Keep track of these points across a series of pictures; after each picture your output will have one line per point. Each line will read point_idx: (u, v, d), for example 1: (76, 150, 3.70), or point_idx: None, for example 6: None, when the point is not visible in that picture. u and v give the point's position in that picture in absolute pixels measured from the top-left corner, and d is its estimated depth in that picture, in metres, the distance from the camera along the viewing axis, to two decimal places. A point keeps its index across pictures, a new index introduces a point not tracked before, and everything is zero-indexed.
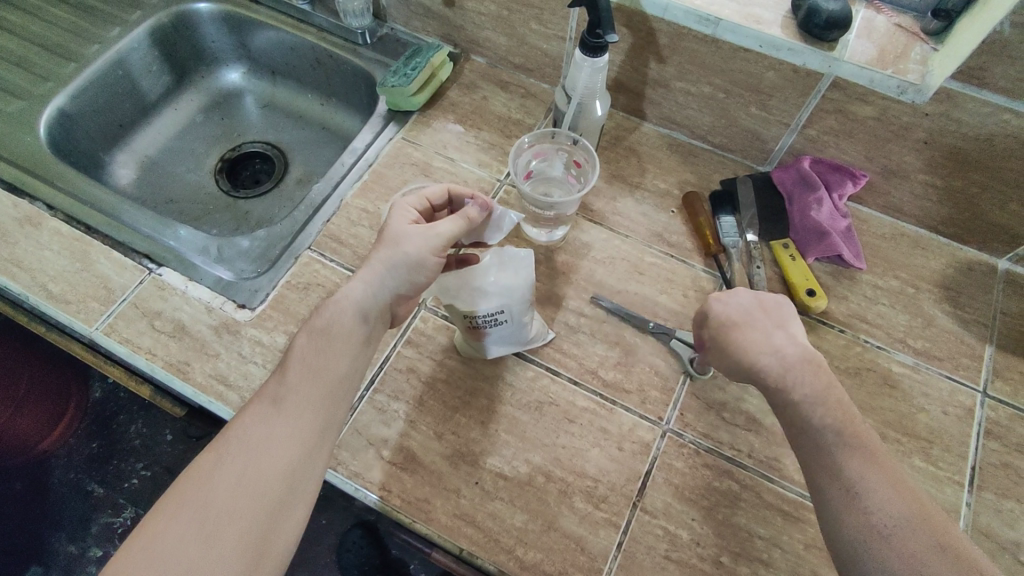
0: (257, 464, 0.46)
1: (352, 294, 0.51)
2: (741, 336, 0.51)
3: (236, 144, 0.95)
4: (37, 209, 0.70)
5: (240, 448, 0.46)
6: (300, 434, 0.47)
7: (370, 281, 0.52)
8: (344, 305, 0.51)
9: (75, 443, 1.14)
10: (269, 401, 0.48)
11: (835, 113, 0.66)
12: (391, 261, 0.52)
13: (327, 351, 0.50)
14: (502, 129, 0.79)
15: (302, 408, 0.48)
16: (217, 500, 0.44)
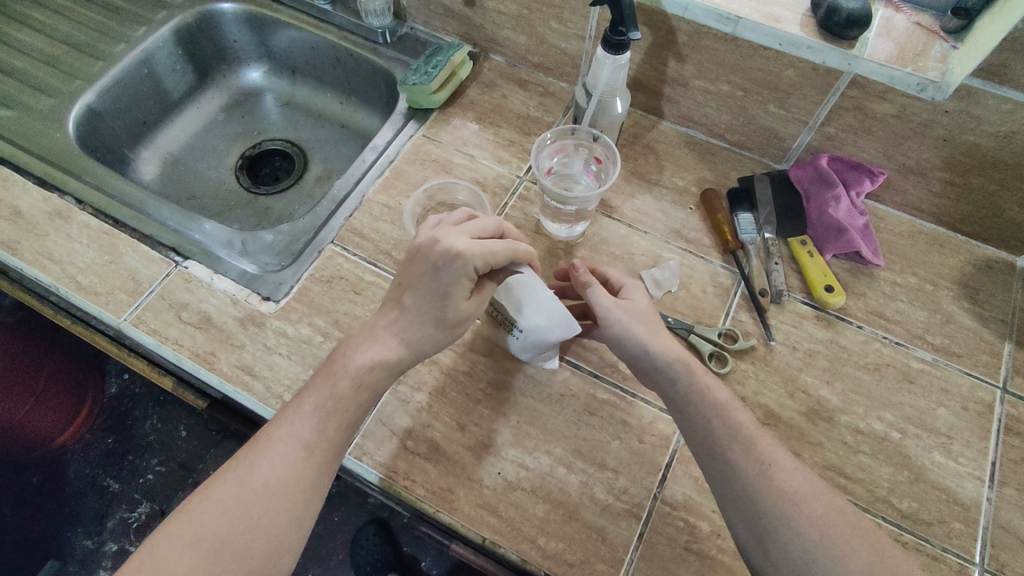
0: (273, 506, 0.49)
1: (389, 359, 0.54)
2: (627, 323, 0.58)
3: (256, 141, 0.97)
4: (66, 203, 0.72)
5: (257, 484, 0.50)
6: (312, 479, 0.51)
7: (411, 345, 0.55)
8: (368, 356, 0.54)
9: (92, 438, 1.17)
10: (287, 442, 0.52)
11: (854, 111, 0.66)
12: (439, 333, 0.55)
13: (348, 402, 0.54)
14: (521, 127, 0.80)
15: (317, 455, 0.52)
16: (230, 532, 0.48)
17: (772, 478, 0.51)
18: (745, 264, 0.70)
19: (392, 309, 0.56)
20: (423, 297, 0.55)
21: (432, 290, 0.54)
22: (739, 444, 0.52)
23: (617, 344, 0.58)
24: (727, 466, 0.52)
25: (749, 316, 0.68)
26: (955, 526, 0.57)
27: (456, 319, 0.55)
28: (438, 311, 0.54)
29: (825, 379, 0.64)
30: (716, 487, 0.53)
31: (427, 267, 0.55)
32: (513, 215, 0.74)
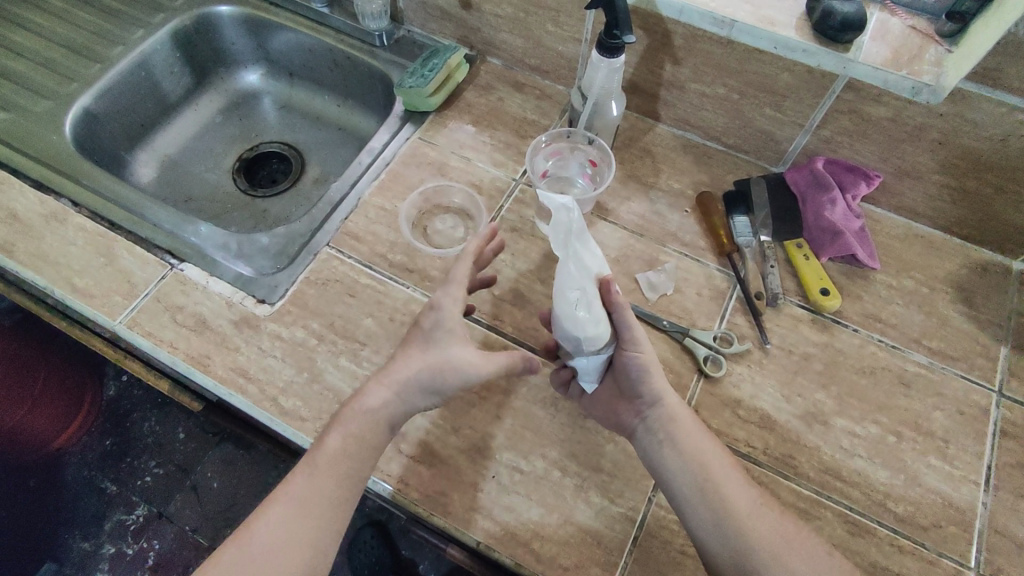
0: (276, 566, 0.50)
1: (378, 409, 0.55)
2: (644, 362, 0.58)
3: (253, 144, 0.97)
4: (62, 205, 0.72)
5: (259, 544, 0.51)
6: (313, 537, 0.52)
7: (400, 394, 0.55)
8: (362, 416, 0.55)
9: (90, 441, 1.17)
10: (286, 507, 0.52)
11: (850, 114, 0.66)
12: (442, 383, 0.56)
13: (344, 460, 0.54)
14: (517, 130, 0.80)
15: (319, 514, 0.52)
16: None
17: (758, 518, 0.52)
18: (741, 266, 0.70)
19: (385, 371, 0.57)
20: (423, 348, 0.57)
21: (428, 343, 0.57)
22: (729, 483, 0.54)
23: (624, 369, 0.59)
24: (714, 503, 0.53)
25: (745, 319, 0.67)
26: (951, 530, 0.57)
27: (449, 372, 0.56)
28: (431, 362, 0.56)
29: (821, 383, 0.64)
30: (693, 521, 0.54)
31: (420, 327, 0.58)
32: (509, 218, 0.73)
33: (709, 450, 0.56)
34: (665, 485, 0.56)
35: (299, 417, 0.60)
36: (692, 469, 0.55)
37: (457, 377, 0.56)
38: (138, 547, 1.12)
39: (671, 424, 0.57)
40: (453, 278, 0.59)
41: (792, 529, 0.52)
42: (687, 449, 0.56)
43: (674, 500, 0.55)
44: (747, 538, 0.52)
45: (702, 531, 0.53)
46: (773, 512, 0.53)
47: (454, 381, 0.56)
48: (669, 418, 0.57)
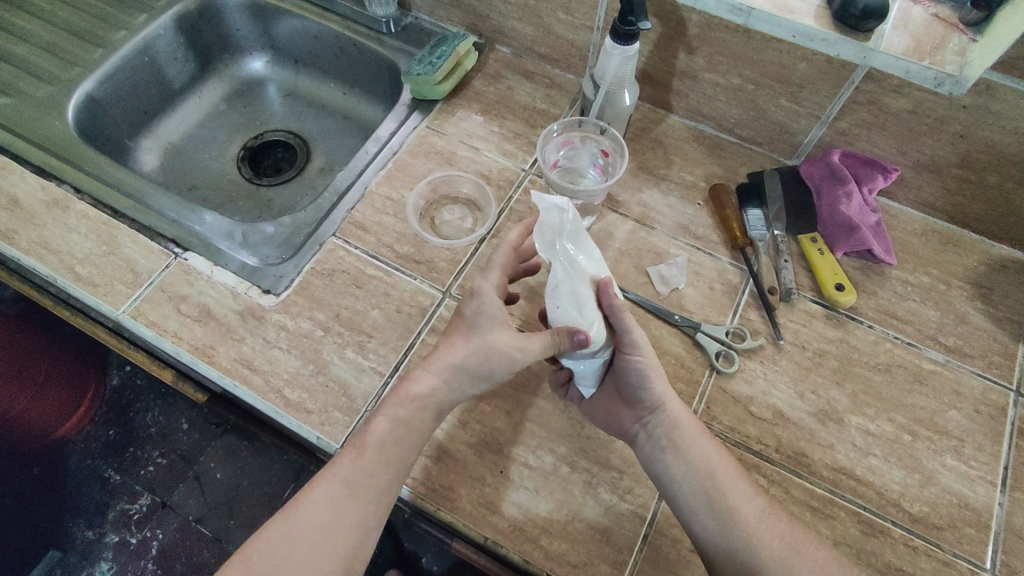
0: (317, 545, 0.49)
1: (425, 396, 0.54)
2: (645, 365, 0.57)
3: (258, 132, 0.95)
4: (65, 192, 0.71)
5: (303, 522, 0.50)
6: (363, 518, 0.51)
7: (449, 383, 0.55)
8: (413, 402, 0.54)
9: (94, 430, 1.18)
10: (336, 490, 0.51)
11: (868, 106, 0.65)
12: (488, 366, 0.55)
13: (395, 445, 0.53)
14: (527, 119, 0.79)
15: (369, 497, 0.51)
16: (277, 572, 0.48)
17: (766, 529, 0.51)
18: (754, 261, 0.69)
19: (429, 359, 0.56)
20: (467, 336, 0.56)
21: (468, 332, 0.56)
22: (738, 493, 0.53)
23: (625, 373, 0.58)
24: (721, 513, 0.52)
25: (758, 315, 0.66)
26: (967, 531, 0.56)
27: (492, 355, 0.55)
28: (473, 346, 0.55)
29: (835, 380, 0.63)
30: (698, 531, 0.53)
31: (461, 318, 0.57)
32: (518, 209, 0.72)
33: (716, 457, 0.55)
34: (669, 493, 0.54)
35: (305, 409, 0.60)
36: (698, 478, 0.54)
37: (500, 363, 0.55)
38: (141, 536, 1.11)
39: (678, 430, 0.56)
40: (492, 266, 0.58)
41: (802, 540, 0.51)
42: (693, 456, 0.55)
43: (677, 509, 0.54)
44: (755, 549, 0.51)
45: (707, 542, 0.52)
46: (782, 523, 0.52)
47: (496, 363, 0.55)
48: (673, 425, 0.56)
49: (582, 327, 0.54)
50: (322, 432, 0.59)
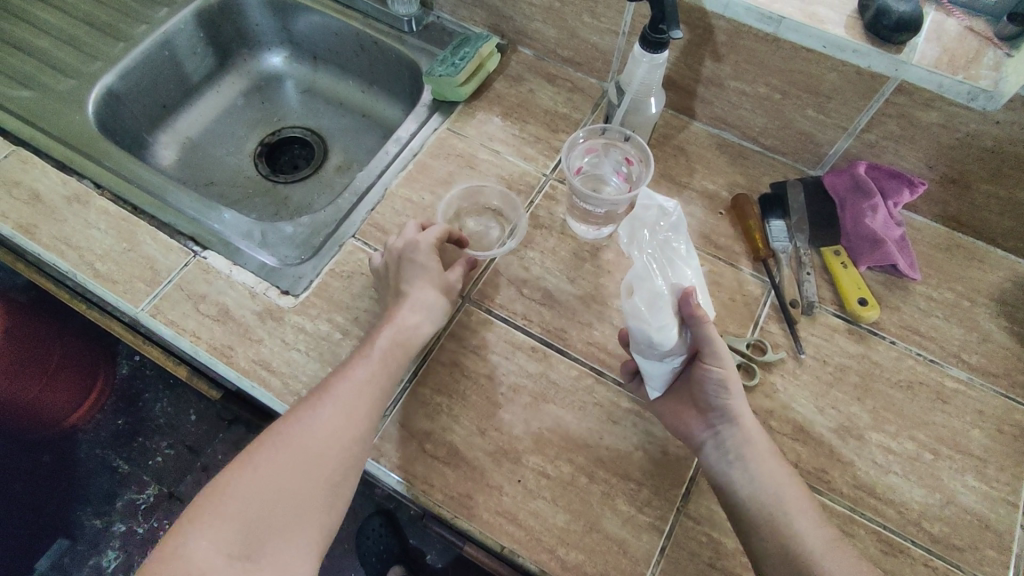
0: (328, 428, 0.53)
1: (409, 327, 0.59)
2: (724, 377, 0.55)
3: (276, 128, 0.95)
4: (85, 187, 0.70)
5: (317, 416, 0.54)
6: (365, 414, 0.55)
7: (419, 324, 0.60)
8: (348, 386, 0.55)
9: (103, 419, 1.17)
10: (277, 456, 0.53)
11: (898, 119, 0.64)
12: (437, 309, 0.61)
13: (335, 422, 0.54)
14: (548, 123, 0.78)
15: (308, 483, 0.52)
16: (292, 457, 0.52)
17: (830, 555, 0.50)
18: (776, 273, 0.68)
19: (360, 352, 0.58)
20: (416, 283, 0.61)
21: (421, 278, 0.61)
22: (801, 514, 0.52)
23: (704, 382, 0.56)
24: (785, 534, 0.52)
25: (779, 327, 0.66)
26: (987, 552, 0.56)
27: (411, 339, 0.59)
28: (413, 303, 0.60)
29: (856, 396, 0.63)
30: (763, 551, 0.52)
31: (401, 291, 0.60)
32: (539, 215, 0.72)
33: (782, 479, 0.54)
34: (735, 510, 0.54)
35: None
36: (765, 498, 0.53)
37: (415, 342, 0.59)
38: (149, 526, 1.12)
39: (746, 448, 0.55)
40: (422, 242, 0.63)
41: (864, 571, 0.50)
42: (762, 474, 0.54)
43: (742, 527, 0.53)
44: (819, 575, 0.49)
45: (772, 563, 0.51)
46: (841, 549, 0.51)
47: (410, 348, 0.59)
48: (744, 439, 0.56)
49: (654, 325, 0.52)
50: None
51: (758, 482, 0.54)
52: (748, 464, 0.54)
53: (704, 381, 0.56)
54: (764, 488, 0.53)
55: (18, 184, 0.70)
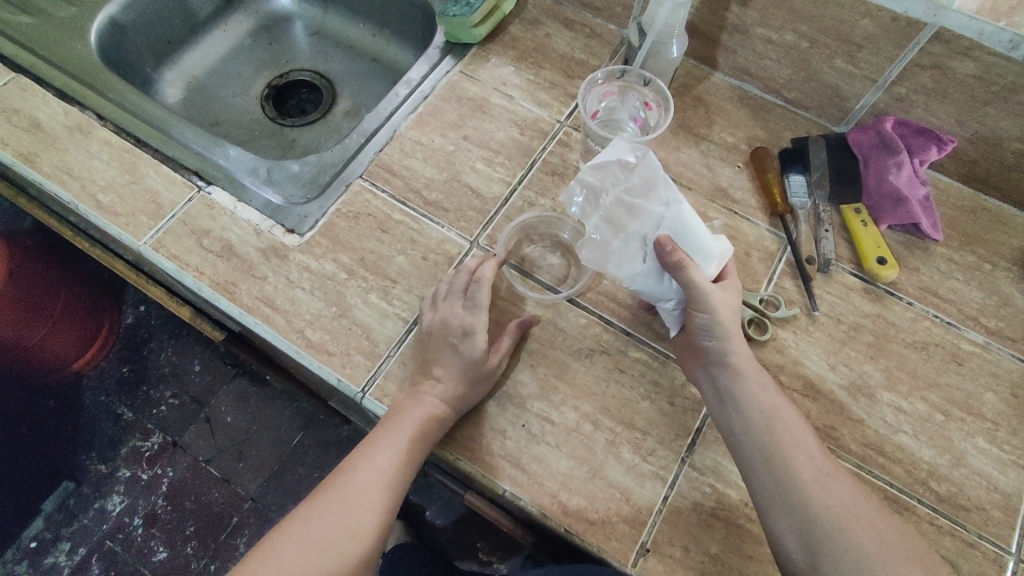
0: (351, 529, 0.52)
1: (448, 400, 0.54)
2: (711, 319, 0.54)
3: (283, 71, 0.92)
4: (87, 117, 0.69)
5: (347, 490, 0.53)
6: (386, 496, 0.54)
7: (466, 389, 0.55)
8: (379, 460, 0.54)
9: (108, 367, 1.17)
10: (309, 526, 0.52)
11: (931, 70, 0.61)
12: (474, 388, 0.56)
13: (360, 505, 0.53)
14: (564, 69, 0.75)
15: (336, 561, 0.50)
16: (321, 539, 0.51)
17: (826, 491, 0.50)
18: (793, 229, 0.66)
19: (389, 421, 0.55)
20: (451, 369, 0.56)
21: (459, 362, 0.56)
22: (797, 451, 0.51)
23: (697, 323, 0.55)
24: (779, 470, 0.51)
25: (793, 284, 0.64)
26: (993, 514, 0.55)
27: (441, 421, 0.54)
28: (446, 388, 0.55)
29: (869, 355, 0.61)
30: (758, 490, 0.51)
31: (431, 376, 0.56)
32: (551, 161, 0.70)
33: (774, 416, 0.53)
34: (735, 452, 0.54)
35: (326, 351, 0.59)
36: (760, 437, 0.52)
37: (446, 424, 0.54)
38: (152, 473, 1.12)
39: (736, 389, 0.54)
40: (476, 301, 0.58)
41: (862, 504, 0.50)
42: (754, 413, 0.53)
43: (742, 466, 0.53)
44: (814, 511, 0.49)
45: (767, 503, 0.51)
46: (842, 486, 0.50)
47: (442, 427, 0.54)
48: (732, 377, 0.54)
49: (611, 270, 0.54)
50: (343, 374, 0.58)
51: (750, 422, 0.53)
52: (739, 405, 0.54)
53: (694, 322, 0.55)
54: (758, 428, 0.53)
55: (18, 112, 0.68)
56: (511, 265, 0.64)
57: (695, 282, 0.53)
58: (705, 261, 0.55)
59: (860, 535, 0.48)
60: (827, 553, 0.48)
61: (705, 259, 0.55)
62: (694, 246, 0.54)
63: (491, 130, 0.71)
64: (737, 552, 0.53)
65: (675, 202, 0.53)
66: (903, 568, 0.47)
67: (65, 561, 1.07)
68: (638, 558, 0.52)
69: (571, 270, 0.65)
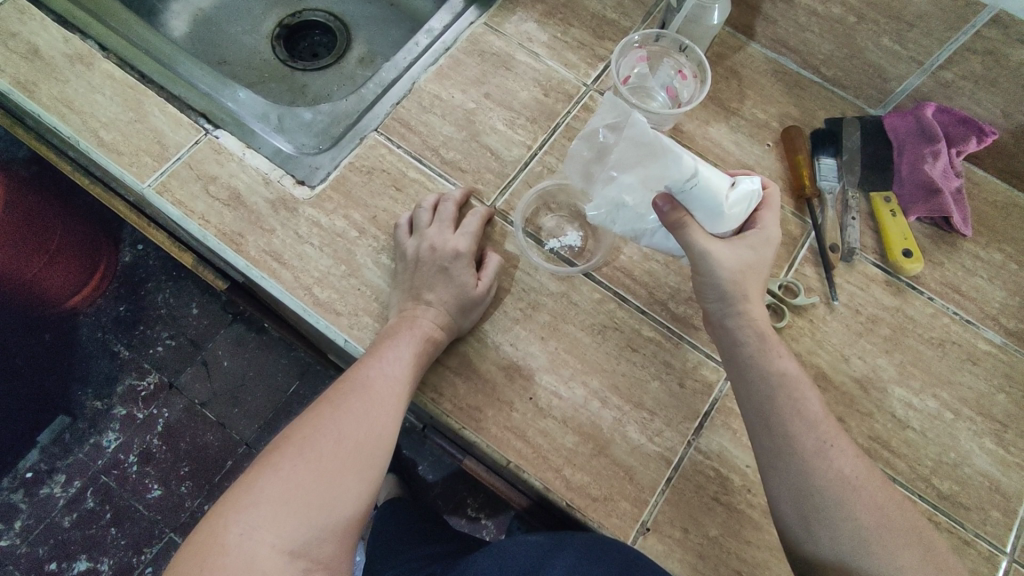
0: (361, 441, 0.50)
1: (444, 319, 0.55)
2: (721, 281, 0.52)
3: (296, 9, 0.87)
4: (89, 48, 0.65)
5: (352, 402, 0.51)
6: (393, 410, 0.52)
7: (460, 312, 0.56)
8: (384, 372, 0.52)
9: (104, 305, 1.14)
10: (315, 438, 0.49)
11: (984, 56, 0.58)
12: (463, 307, 0.56)
13: (373, 418, 0.51)
14: (594, 29, 0.71)
15: (347, 470, 0.49)
16: (330, 450, 0.49)
17: (826, 460, 0.49)
18: (819, 214, 0.64)
19: (390, 336, 0.54)
20: (441, 294, 0.56)
21: (450, 284, 0.57)
22: (798, 420, 0.50)
23: (704, 285, 0.53)
24: (779, 439, 0.50)
25: (814, 271, 0.63)
26: (992, 514, 0.55)
27: (440, 334, 0.55)
28: (439, 310, 0.55)
29: (884, 348, 0.60)
30: (761, 456, 0.51)
31: (423, 301, 0.56)
32: (575, 127, 0.67)
33: (783, 384, 0.51)
34: (743, 412, 0.53)
35: (334, 310, 0.57)
36: (762, 403, 0.51)
37: (444, 335, 0.55)
38: (148, 413, 1.12)
39: (738, 353, 0.53)
40: (468, 228, 0.60)
41: (865, 474, 0.49)
42: (756, 378, 0.52)
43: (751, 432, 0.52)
44: (814, 482, 0.48)
45: (768, 470, 0.50)
46: (844, 457, 0.49)
47: (442, 340, 0.55)
48: (734, 343, 0.53)
49: (614, 228, 0.56)
50: (351, 335, 0.57)
51: (753, 388, 0.52)
52: (743, 372, 0.52)
53: (701, 283, 0.53)
54: (761, 394, 0.51)
55: (15, 36, 0.64)
56: (528, 234, 0.62)
57: (694, 244, 0.50)
58: (715, 218, 0.50)
59: (858, 510, 0.48)
60: (824, 525, 0.48)
61: (715, 216, 0.50)
62: (699, 204, 0.49)
63: (514, 89, 0.68)
64: (736, 537, 0.53)
65: (672, 164, 0.47)
66: (901, 537, 0.47)
67: (61, 492, 1.07)
68: (638, 537, 0.52)
69: (588, 243, 0.63)
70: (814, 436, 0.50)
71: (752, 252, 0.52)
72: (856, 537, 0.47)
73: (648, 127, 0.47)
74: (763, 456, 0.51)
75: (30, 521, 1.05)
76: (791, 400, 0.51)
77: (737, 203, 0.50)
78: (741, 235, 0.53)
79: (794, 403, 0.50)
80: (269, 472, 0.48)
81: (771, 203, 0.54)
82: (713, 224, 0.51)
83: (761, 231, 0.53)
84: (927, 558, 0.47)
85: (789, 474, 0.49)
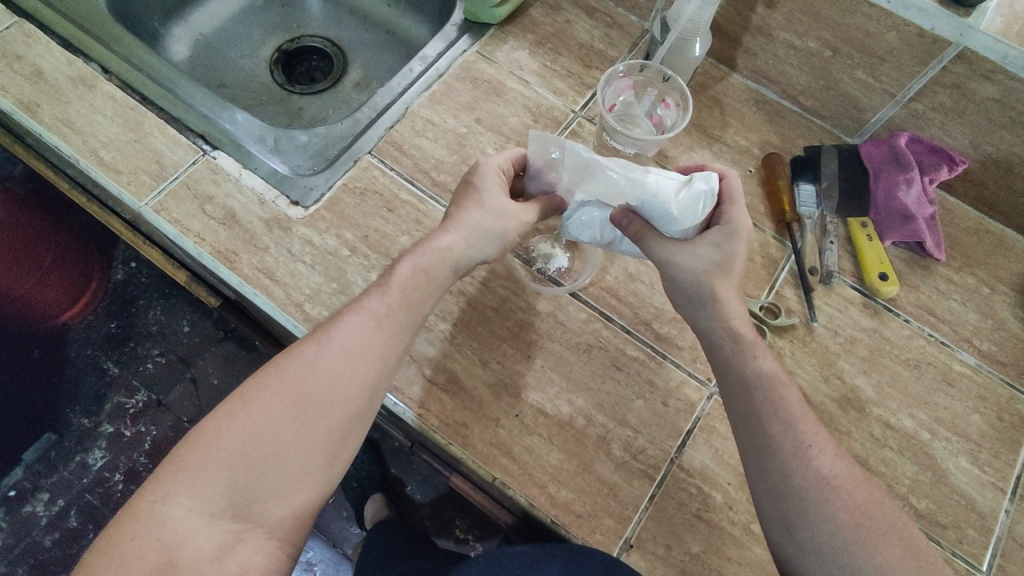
0: (341, 384, 0.49)
1: (454, 253, 0.53)
2: (698, 288, 0.54)
3: (294, 35, 0.90)
4: (92, 70, 0.67)
5: (336, 345, 0.50)
6: (380, 351, 0.51)
7: (480, 237, 0.54)
8: (370, 310, 0.51)
9: (96, 321, 1.14)
10: (294, 375, 0.49)
11: (951, 89, 0.60)
12: (487, 233, 0.54)
13: (356, 358, 0.50)
14: (582, 58, 0.74)
15: (325, 412, 0.49)
16: (309, 389, 0.49)
17: (807, 471, 0.50)
18: (799, 238, 0.66)
19: (383, 279, 0.53)
20: (466, 218, 0.54)
21: (473, 206, 0.55)
22: (777, 431, 0.51)
23: (675, 291, 0.55)
24: (761, 443, 0.51)
25: (794, 293, 0.65)
26: (969, 532, 0.56)
27: (446, 261, 0.53)
28: (459, 234, 0.53)
29: (862, 368, 0.62)
30: (744, 456, 0.52)
31: (445, 227, 0.54)
32: None
33: (760, 402, 0.52)
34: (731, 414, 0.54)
35: None
36: (745, 414, 0.52)
37: (447, 269, 0.53)
38: (136, 430, 1.11)
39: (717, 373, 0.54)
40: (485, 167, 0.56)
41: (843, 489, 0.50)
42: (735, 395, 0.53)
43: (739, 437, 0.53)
44: (793, 482, 0.49)
45: (751, 469, 0.51)
46: (823, 464, 0.50)
47: (442, 268, 0.53)
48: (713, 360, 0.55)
49: (583, 241, 0.58)
50: None
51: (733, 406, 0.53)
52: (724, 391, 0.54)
53: (671, 288, 0.55)
54: (738, 411, 0.53)
55: (20, 59, 0.66)
56: (516, 254, 0.64)
57: (658, 253, 0.53)
58: (671, 224, 0.51)
59: (838, 512, 0.49)
60: (803, 528, 0.49)
61: (671, 218, 0.51)
62: (653, 210, 0.51)
63: (504, 115, 0.70)
64: (718, 554, 0.54)
65: (615, 177, 0.51)
66: (877, 544, 0.48)
67: (44, 511, 1.06)
68: (621, 552, 0.53)
69: (575, 264, 0.65)
70: (793, 452, 0.50)
71: (716, 251, 0.53)
72: (836, 539, 0.48)
73: (583, 149, 0.51)
74: (748, 457, 0.52)
75: (10, 540, 1.04)
76: (769, 417, 0.51)
77: (693, 200, 0.51)
78: (706, 232, 0.54)
79: (773, 419, 0.51)
80: (241, 399, 0.49)
81: (733, 197, 0.54)
82: (674, 227, 0.52)
83: (725, 226, 0.53)
84: (906, 556, 0.48)
85: (772, 483, 0.50)
